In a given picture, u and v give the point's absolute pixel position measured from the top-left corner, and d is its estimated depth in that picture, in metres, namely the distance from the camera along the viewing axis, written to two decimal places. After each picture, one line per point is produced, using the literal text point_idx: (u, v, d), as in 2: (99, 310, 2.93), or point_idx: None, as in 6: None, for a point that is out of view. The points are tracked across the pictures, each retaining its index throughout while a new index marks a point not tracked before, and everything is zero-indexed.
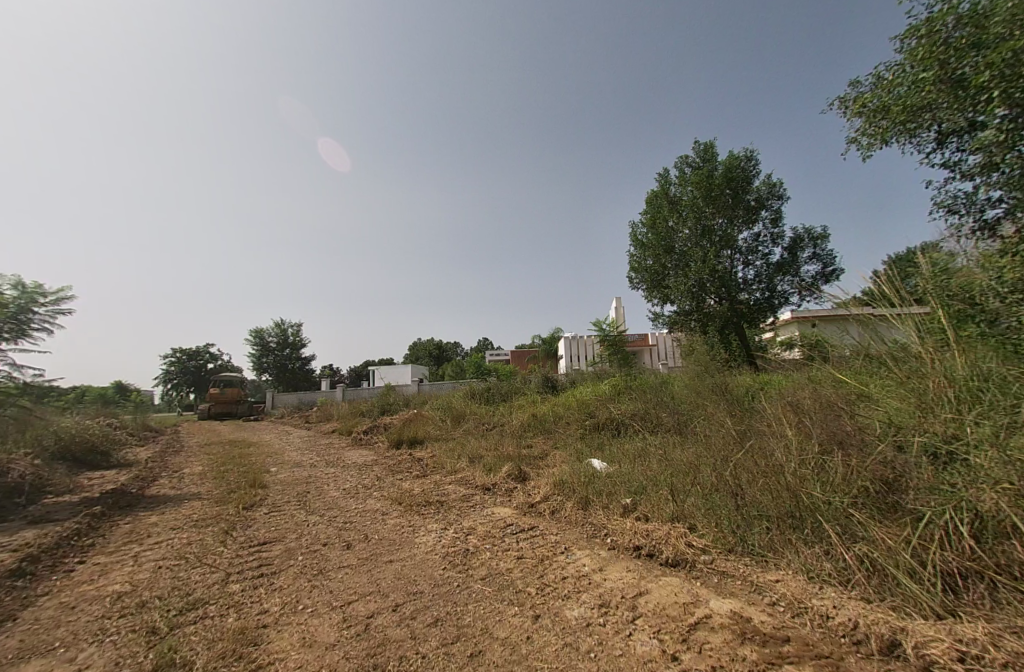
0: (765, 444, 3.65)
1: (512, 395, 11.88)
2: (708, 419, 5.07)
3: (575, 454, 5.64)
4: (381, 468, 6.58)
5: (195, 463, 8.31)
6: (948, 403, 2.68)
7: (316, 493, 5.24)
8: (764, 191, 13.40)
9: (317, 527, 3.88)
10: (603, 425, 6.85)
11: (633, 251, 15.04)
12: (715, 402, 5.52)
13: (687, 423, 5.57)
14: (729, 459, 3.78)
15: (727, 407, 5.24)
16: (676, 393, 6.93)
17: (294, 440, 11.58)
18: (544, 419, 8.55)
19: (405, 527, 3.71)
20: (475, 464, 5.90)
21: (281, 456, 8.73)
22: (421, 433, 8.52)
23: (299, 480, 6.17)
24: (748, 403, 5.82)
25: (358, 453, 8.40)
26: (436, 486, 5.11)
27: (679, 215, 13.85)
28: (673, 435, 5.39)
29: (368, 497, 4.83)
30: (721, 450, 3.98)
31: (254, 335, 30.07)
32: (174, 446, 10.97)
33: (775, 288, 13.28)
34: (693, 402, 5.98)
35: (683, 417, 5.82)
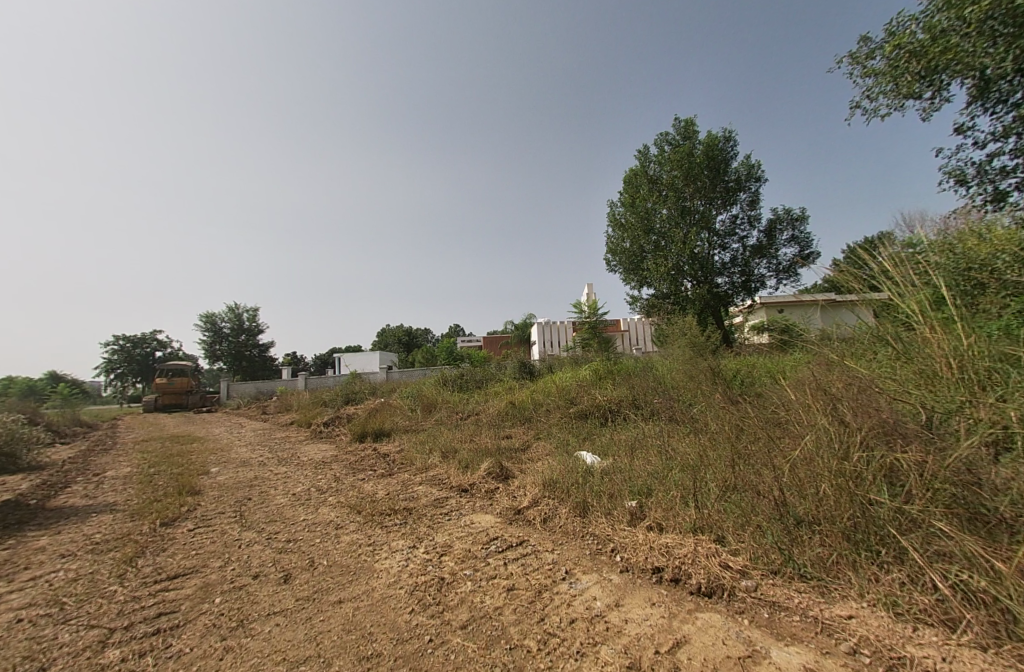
0: (794, 433, 3.04)
1: (486, 382, 11.18)
2: (711, 406, 4.52)
3: (562, 446, 5.01)
4: (340, 466, 5.75)
5: (123, 464, 7.24)
6: (959, 385, 2.44)
7: (258, 500, 4.40)
8: (743, 172, 13.02)
9: (249, 550, 3.09)
10: (590, 413, 6.25)
11: (611, 231, 14.41)
12: (716, 387, 4.98)
13: (684, 411, 5.02)
14: (749, 452, 3.20)
15: (729, 393, 4.71)
16: (668, 377, 6.39)
17: (246, 434, 10.52)
18: (523, 406, 7.91)
19: (362, 546, 2.97)
20: (449, 459, 5.19)
21: (227, 453, 7.75)
22: (387, 425, 7.71)
23: (241, 483, 5.28)
24: (748, 389, 5.32)
25: (317, 448, 7.53)
26: (403, 488, 4.37)
27: (658, 195, 13.26)
28: (670, 424, 4.84)
29: (321, 504, 4.04)
30: (737, 442, 3.41)
31: (205, 320, 27.91)
32: (104, 444, 9.69)
33: (752, 271, 12.97)
34: (689, 387, 5.44)
35: (679, 404, 5.27)
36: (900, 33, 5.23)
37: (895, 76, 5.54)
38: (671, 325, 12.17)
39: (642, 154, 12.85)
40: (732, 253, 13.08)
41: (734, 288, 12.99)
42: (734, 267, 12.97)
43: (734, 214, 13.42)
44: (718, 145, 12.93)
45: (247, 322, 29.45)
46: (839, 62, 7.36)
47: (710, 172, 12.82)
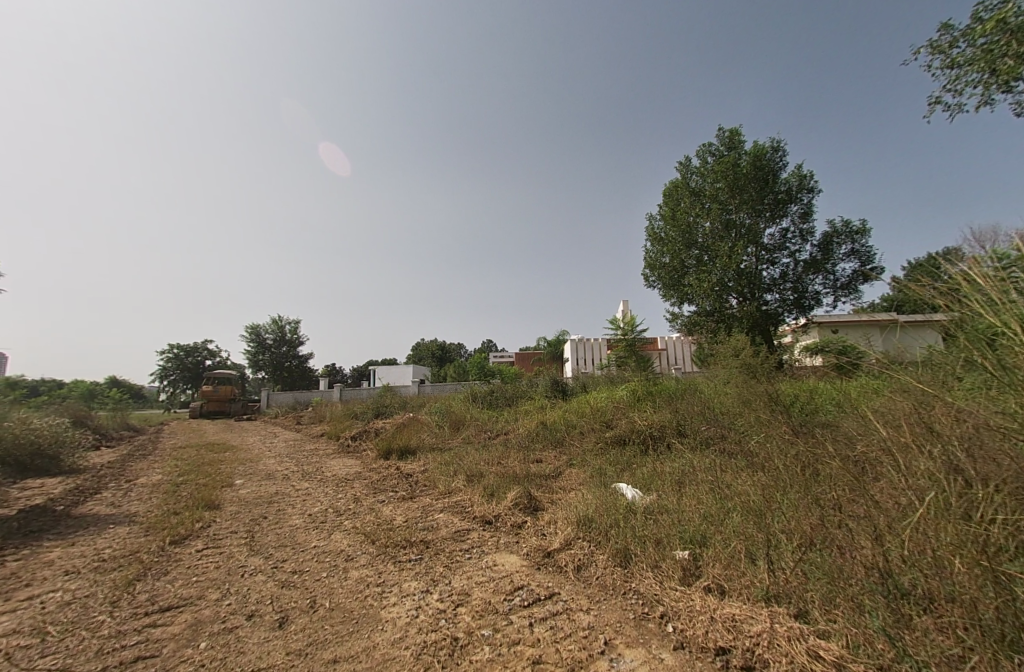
0: (888, 480, 2.49)
1: (517, 400, 10.79)
2: (771, 440, 3.95)
3: (597, 476, 4.54)
4: (362, 485, 5.49)
5: (157, 471, 7.31)
6: None
7: (272, 520, 4.17)
8: (794, 183, 12.23)
9: (251, 581, 2.82)
10: (629, 438, 5.72)
11: (649, 246, 13.85)
12: (776, 417, 4.39)
13: (739, 445, 4.45)
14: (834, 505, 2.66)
15: (792, 425, 4.12)
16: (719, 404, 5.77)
17: (277, 444, 10.56)
18: (555, 427, 7.45)
19: (371, 587, 2.63)
20: (474, 483, 4.82)
21: (255, 464, 7.70)
22: (414, 441, 7.43)
23: (261, 498, 5.10)
24: (814, 421, 4.65)
25: (342, 462, 7.35)
26: (423, 515, 4.04)
27: (701, 207, 12.63)
28: (722, 457, 4.28)
29: (336, 529, 3.75)
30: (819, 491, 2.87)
31: (251, 331, 29.13)
32: (144, 450, 9.95)
33: (805, 288, 12.05)
34: (746, 417, 4.85)
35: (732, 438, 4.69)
36: (1001, 9, 4.58)
37: (993, 58, 4.87)
38: (717, 346, 11.37)
39: (683, 165, 12.30)
40: (783, 268, 12.22)
41: (785, 306, 12.08)
42: (785, 283, 12.08)
43: (784, 227, 12.58)
44: (766, 154, 12.22)
45: (288, 333, 30.51)
46: (916, 53, 6.38)
47: (758, 183, 12.09)
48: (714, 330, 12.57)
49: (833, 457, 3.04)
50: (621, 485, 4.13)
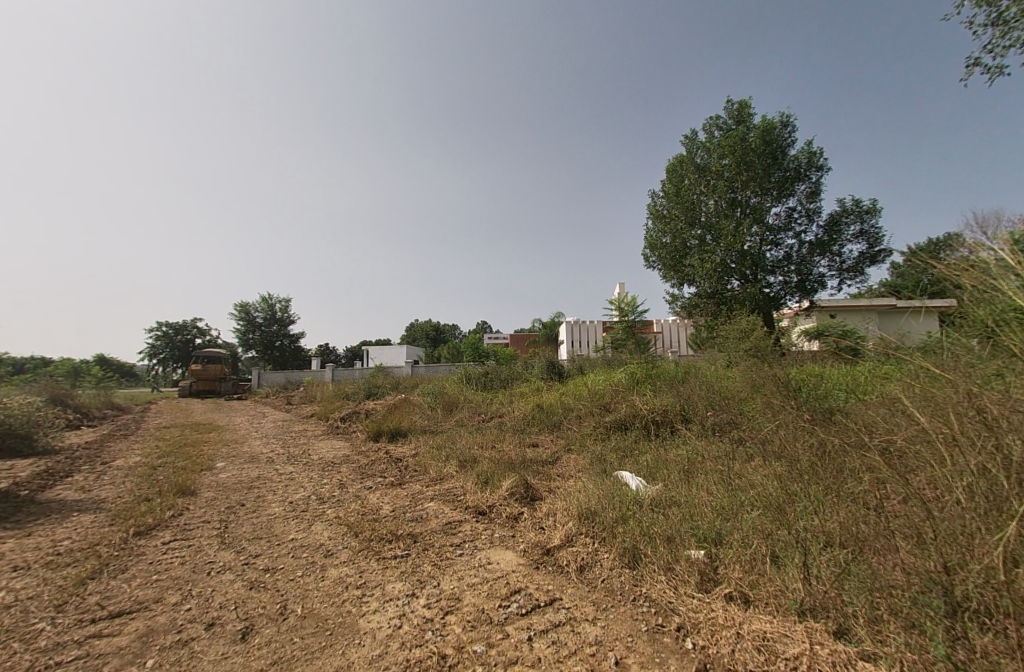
0: (940, 491, 2.22)
1: (512, 381, 10.52)
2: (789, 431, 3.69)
3: (598, 463, 4.28)
4: (348, 469, 5.21)
5: (136, 452, 7.00)
6: None
7: (249, 508, 3.88)
8: (802, 160, 11.80)
9: (218, 581, 2.54)
10: (630, 422, 5.46)
11: (650, 224, 13.42)
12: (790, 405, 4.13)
13: (751, 433, 4.19)
14: (876, 515, 2.40)
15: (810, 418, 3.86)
16: (725, 388, 5.50)
17: (265, 424, 10.26)
18: (551, 410, 7.19)
19: (350, 589, 2.36)
20: (467, 469, 4.55)
21: (240, 445, 7.40)
22: (405, 424, 7.16)
23: (241, 483, 4.81)
24: (828, 408, 4.39)
25: (330, 445, 7.06)
26: (412, 504, 3.77)
27: (706, 184, 12.17)
28: (732, 446, 4.01)
29: (317, 520, 3.47)
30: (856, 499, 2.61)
31: (240, 309, 28.50)
32: (126, 430, 9.60)
33: (809, 270, 11.74)
34: (756, 402, 4.58)
35: (743, 426, 4.44)
36: None
37: None
38: (719, 330, 11.09)
39: (689, 138, 11.80)
40: (787, 249, 11.88)
41: (788, 288, 11.79)
42: (789, 265, 11.77)
43: (790, 207, 12.20)
44: (775, 129, 11.73)
45: (278, 312, 29.96)
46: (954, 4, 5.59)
47: (766, 159, 11.64)
48: (715, 312, 12.27)
49: (863, 450, 2.77)
50: (623, 473, 3.88)
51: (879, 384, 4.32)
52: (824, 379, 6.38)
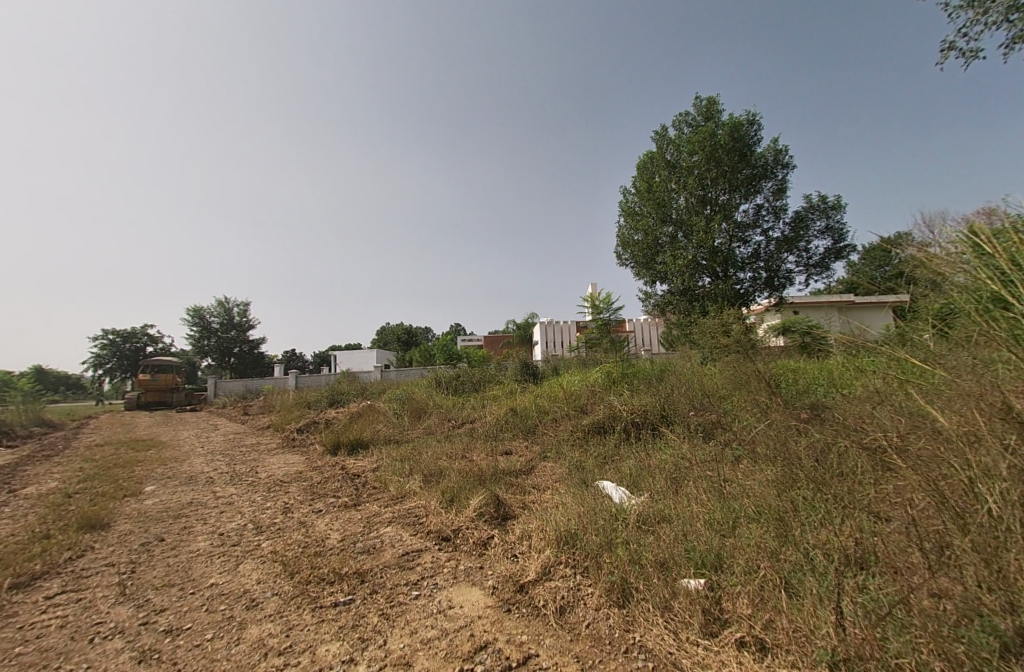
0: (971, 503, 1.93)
1: (484, 384, 10.05)
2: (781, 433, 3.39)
3: (577, 473, 3.88)
4: (298, 489, 4.61)
5: (55, 475, 6.15)
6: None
7: (169, 545, 3.27)
8: (769, 157, 11.86)
9: (98, 655, 1.99)
10: (609, 424, 5.09)
11: (622, 221, 13.21)
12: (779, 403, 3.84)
13: (738, 434, 3.88)
14: (897, 529, 2.09)
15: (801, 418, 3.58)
16: (708, 387, 5.21)
17: (215, 438, 9.41)
18: (525, 413, 6.77)
19: (269, 658, 1.85)
20: (432, 485, 4.06)
21: (180, 463, 6.64)
22: (367, 433, 6.57)
23: (169, 511, 4.17)
24: (816, 405, 4.14)
25: (283, 459, 6.40)
26: (365, 530, 3.26)
27: (676, 180, 12.04)
28: (720, 450, 3.69)
29: (247, 557, 2.92)
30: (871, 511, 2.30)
31: (194, 314, 26.83)
32: (51, 450, 8.56)
33: (778, 266, 11.79)
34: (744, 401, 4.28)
35: (730, 427, 4.13)
36: None
37: None
38: (694, 327, 10.94)
39: (659, 134, 11.63)
40: (756, 245, 11.90)
41: (758, 284, 11.79)
42: (759, 261, 11.78)
43: (758, 204, 12.24)
44: (743, 126, 11.73)
45: (236, 316, 28.39)
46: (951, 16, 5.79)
47: (734, 156, 11.64)
48: (687, 310, 12.15)
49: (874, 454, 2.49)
50: (604, 484, 3.48)
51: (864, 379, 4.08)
52: (804, 374, 6.20)
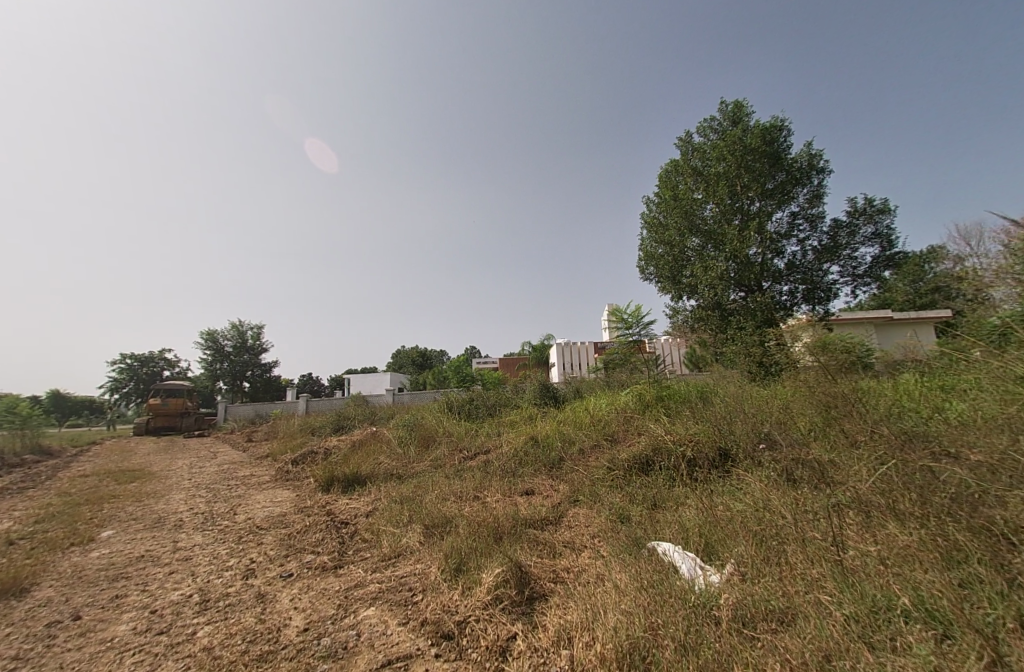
0: None
1: (499, 409, 9.17)
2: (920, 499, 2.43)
3: (622, 529, 2.95)
4: (273, 539, 3.77)
5: (16, 513, 5.44)
6: None
7: (81, 628, 2.46)
8: (804, 161, 10.78)
9: None
10: (653, 459, 4.15)
11: (644, 234, 12.36)
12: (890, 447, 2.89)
13: (837, 484, 2.92)
14: None
15: (928, 466, 2.61)
16: (778, 415, 4.24)
17: (209, 468, 8.68)
18: (548, 442, 5.85)
19: None
20: (434, 541, 3.18)
21: (158, 499, 5.89)
22: (366, 467, 5.72)
23: (109, 569, 3.37)
24: (911, 434, 3.15)
25: (271, 497, 5.59)
26: (341, 614, 2.39)
27: (703, 188, 11.04)
28: (818, 503, 2.73)
29: (170, 660, 2.10)
30: None
31: (207, 337, 26.77)
32: (32, 481, 7.93)
33: (820, 277, 10.78)
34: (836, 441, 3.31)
35: (820, 471, 3.16)
36: None
37: None
38: (728, 345, 9.89)
39: (683, 139, 10.75)
40: (794, 255, 10.90)
41: (799, 297, 10.76)
42: (797, 272, 10.75)
43: (793, 211, 11.26)
44: (775, 128, 10.68)
45: (250, 339, 28.27)
46: None
47: (767, 160, 10.59)
48: (720, 326, 11.13)
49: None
50: (665, 547, 2.55)
51: (973, 400, 3.14)
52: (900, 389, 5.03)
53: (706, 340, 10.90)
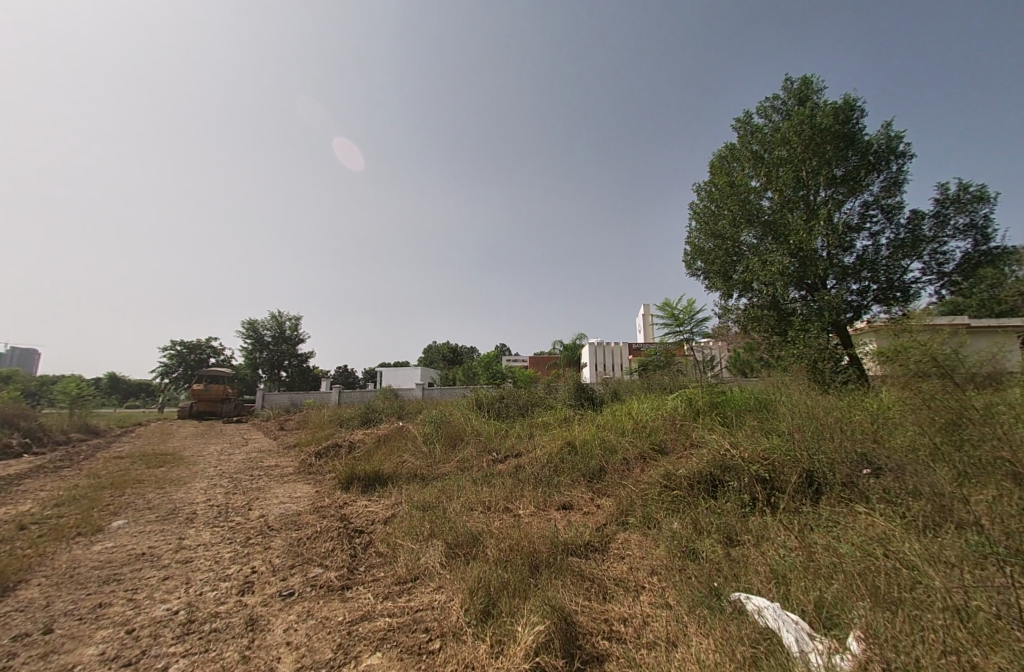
0: None
1: (530, 408, 8.66)
2: None
3: (690, 575, 2.36)
4: (280, 545, 3.37)
5: (42, 495, 5.37)
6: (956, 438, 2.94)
7: (48, 650, 2.11)
8: (882, 144, 9.50)
9: None
10: (719, 478, 3.49)
11: (693, 226, 11.49)
12: None
13: (986, 533, 2.21)
14: None
15: None
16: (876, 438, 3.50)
17: (237, 455, 8.59)
18: (587, 449, 5.25)
19: None
20: (457, 565, 2.68)
21: (179, 488, 5.69)
22: (388, 465, 5.31)
23: (103, 568, 3.06)
24: None
25: (289, 492, 5.27)
26: (339, 659, 1.93)
27: (762, 176, 10.01)
28: (964, 568, 2.05)
29: None
30: None
31: (247, 326, 27.60)
32: (70, 460, 8.05)
33: (897, 275, 9.63)
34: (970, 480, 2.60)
35: (955, 515, 2.45)
36: None
37: None
38: (791, 355, 9.03)
39: (741, 121, 9.78)
40: (865, 251, 9.75)
41: (871, 297, 9.66)
42: (869, 270, 9.62)
43: (866, 200, 10.08)
44: (851, 106, 9.43)
45: (288, 330, 28.97)
46: None
47: (839, 143, 9.40)
48: (777, 328, 10.15)
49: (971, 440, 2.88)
50: (766, 610, 1.94)
51: None
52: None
53: (758, 345, 9.91)
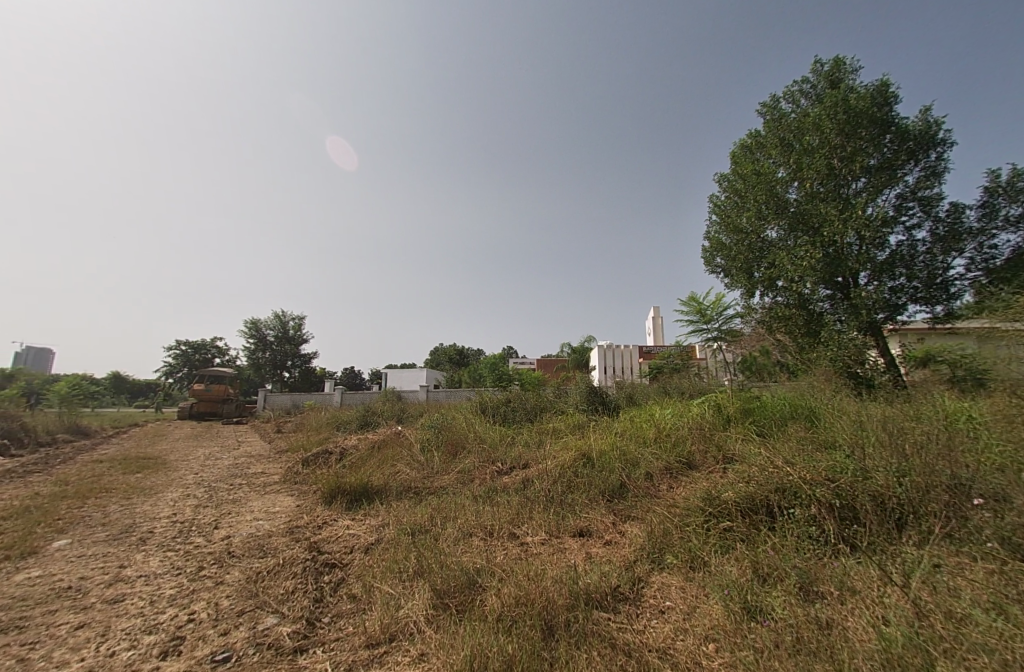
0: None
1: (538, 413, 8.02)
2: None
3: (764, 656, 1.72)
4: (234, 581, 2.76)
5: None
6: None
7: None
8: (923, 130, 8.72)
9: None
10: (776, 504, 2.82)
11: (713, 220, 10.80)
12: None
13: None
14: None
15: None
16: (971, 458, 2.83)
17: (225, 459, 8.05)
18: (604, 461, 4.60)
19: None
20: (446, 623, 2.05)
21: (148, 498, 5.13)
22: (379, 477, 4.69)
23: (11, 610, 2.48)
24: None
25: (267, 506, 4.68)
26: None
27: (790, 165, 9.28)
28: None
29: None
30: None
31: (250, 325, 27.27)
32: (48, 463, 7.56)
33: (939, 271, 8.83)
34: None
35: None
36: None
37: None
38: (817, 361, 8.36)
39: (768, 106, 9.08)
40: (903, 246, 8.98)
41: (908, 296, 8.90)
42: (908, 267, 8.85)
43: (901, 191, 9.30)
44: (888, 89, 8.70)
45: (291, 330, 28.61)
46: None
47: (875, 130, 8.69)
48: (805, 329, 9.42)
49: None
50: None
51: None
52: None
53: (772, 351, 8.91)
